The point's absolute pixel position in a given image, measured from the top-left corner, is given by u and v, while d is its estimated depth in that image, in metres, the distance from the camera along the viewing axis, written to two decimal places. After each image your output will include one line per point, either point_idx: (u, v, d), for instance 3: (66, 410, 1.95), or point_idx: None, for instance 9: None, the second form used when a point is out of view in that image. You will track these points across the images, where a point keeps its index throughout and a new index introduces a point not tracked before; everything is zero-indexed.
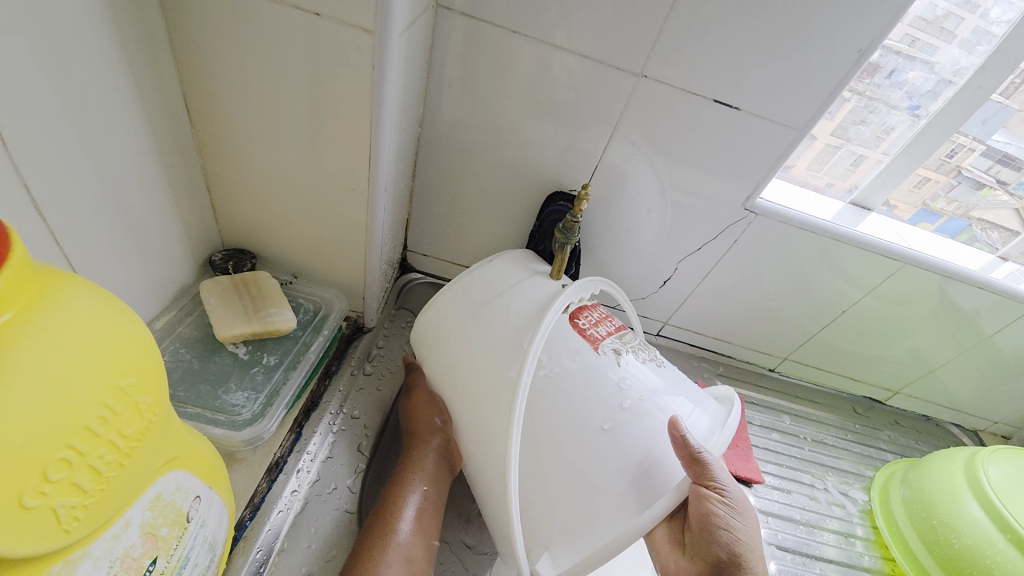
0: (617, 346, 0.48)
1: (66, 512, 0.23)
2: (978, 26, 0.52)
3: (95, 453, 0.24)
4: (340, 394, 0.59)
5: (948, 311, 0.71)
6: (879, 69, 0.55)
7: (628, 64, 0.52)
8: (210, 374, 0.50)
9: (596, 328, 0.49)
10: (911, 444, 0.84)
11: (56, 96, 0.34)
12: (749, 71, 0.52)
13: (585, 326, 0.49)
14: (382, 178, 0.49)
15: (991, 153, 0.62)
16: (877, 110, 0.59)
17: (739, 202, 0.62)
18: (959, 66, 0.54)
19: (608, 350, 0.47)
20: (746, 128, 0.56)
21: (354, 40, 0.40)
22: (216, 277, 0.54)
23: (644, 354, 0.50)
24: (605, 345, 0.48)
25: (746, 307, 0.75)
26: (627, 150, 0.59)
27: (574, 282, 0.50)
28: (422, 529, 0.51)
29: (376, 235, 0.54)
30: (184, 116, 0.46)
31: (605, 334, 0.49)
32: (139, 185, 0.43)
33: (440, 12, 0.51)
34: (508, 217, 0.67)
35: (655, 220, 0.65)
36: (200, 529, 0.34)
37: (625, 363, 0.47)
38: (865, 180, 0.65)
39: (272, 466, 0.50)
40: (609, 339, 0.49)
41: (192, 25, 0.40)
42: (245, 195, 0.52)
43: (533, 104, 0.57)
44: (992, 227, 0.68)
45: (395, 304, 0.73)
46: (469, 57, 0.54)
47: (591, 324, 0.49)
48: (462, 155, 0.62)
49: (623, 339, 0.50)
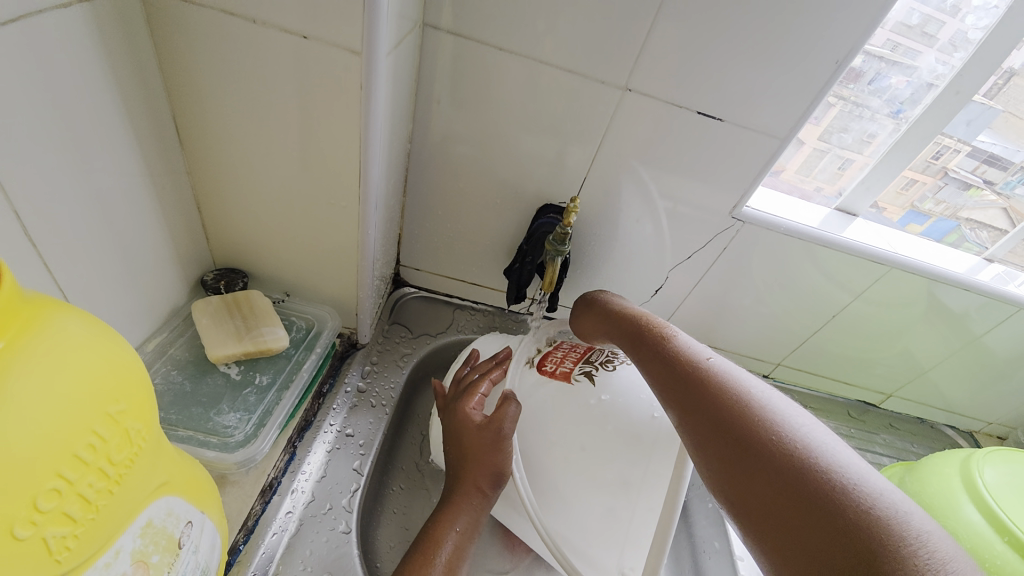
0: (585, 368, 0.53)
1: (56, 542, 0.23)
2: (958, 31, 0.53)
3: (85, 481, 0.24)
4: (335, 412, 0.59)
5: (937, 312, 0.71)
6: (862, 74, 0.56)
7: (613, 79, 0.53)
8: (202, 396, 0.50)
9: (563, 365, 0.54)
10: (907, 447, 0.84)
11: (45, 122, 0.34)
12: (732, 82, 0.53)
13: (552, 368, 0.54)
14: (372, 196, 0.49)
15: (978, 153, 0.63)
16: (861, 116, 0.60)
17: (726, 210, 0.63)
18: (938, 72, 0.56)
19: (580, 377, 0.52)
20: (731, 138, 0.57)
21: (342, 62, 0.40)
22: (208, 298, 0.54)
23: (613, 358, 0.54)
24: (576, 374, 0.53)
25: (739, 313, 0.75)
26: (614, 164, 0.60)
27: (527, 342, 0.58)
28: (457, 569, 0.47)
29: (368, 252, 0.54)
30: (174, 138, 0.47)
31: (573, 364, 0.54)
32: (129, 205, 0.44)
33: (428, 32, 0.52)
34: (499, 230, 0.68)
35: (644, 229, 0.66)
36: (192, 555, 0.34)
37: (598, 377, 0.52)
38: (851, 185, 0.66)
39: (266, 487, 0.50)
40: (577, 367, 0.54)
41: (179, 48, 0.41)
42: (235, 216, 0.53)
43: (522, 120, 0.58)
44: (981, 227, 0.69)
45: (389, 319, 0.72)
46: (457, 74, 0.55)
47: (557, 364, 0.55)
48: (452, 170, 0.63)
49: (590, 360, 0.54)
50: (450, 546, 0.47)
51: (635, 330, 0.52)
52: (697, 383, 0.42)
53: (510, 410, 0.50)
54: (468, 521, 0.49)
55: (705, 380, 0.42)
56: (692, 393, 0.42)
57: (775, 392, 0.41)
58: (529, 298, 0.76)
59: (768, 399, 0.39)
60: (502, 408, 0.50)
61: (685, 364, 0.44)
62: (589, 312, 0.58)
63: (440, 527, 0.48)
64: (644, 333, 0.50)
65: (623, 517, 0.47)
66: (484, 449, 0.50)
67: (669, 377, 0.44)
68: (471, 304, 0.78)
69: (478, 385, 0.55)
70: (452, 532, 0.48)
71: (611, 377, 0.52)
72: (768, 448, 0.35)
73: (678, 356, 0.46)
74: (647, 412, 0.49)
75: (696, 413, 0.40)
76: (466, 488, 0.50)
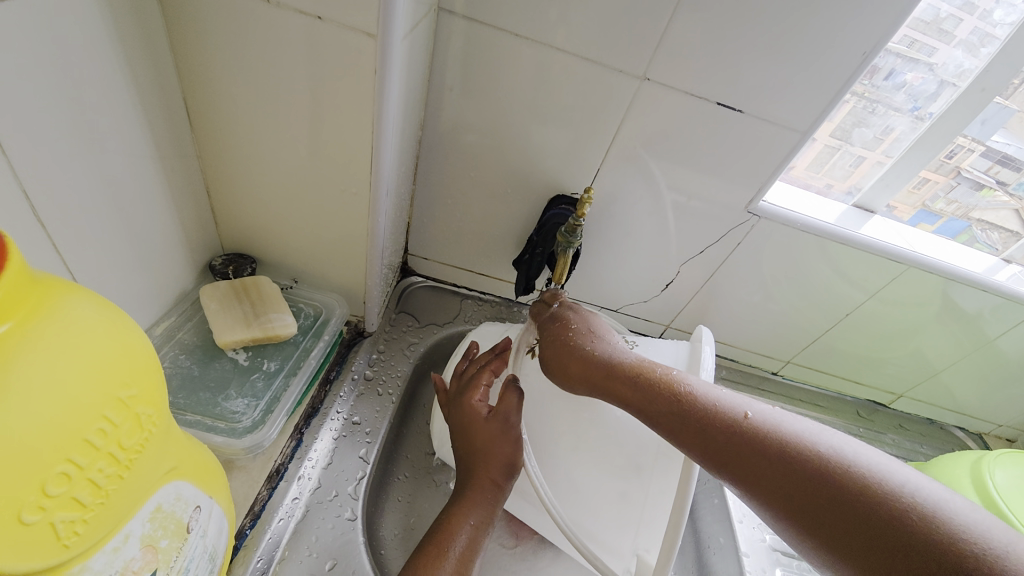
0: None
1: (65, 527, 0.22)
2: (978, 27, 0.52)
3: (95, 467, 0.23)
4: (341, 399, 0.59)
5: (952, 313, 0.70)
6: (878, 70, 0.55)
7: (631, 68, 0.52)
8: (210, 381, 0.50)
9: None
10: (915, 448, 0.83)
11: (55, 102, 0.33)
12: (753, 74, 0.51)
13: None
14: (383, 183, 0.48)
15: (992, 153, 0.61)
16: (878, 111, 0.59)
17: (741, 205, 0.62)
18: (962, 69, 0.54)
19: None
20: (749, 132, 0.55)
21: (356, 45, 0.39)
22: (216, 283, 0.54)
23: None
24: None
25: (750, 309, 0.74)
26: (627, 156, 0.59)
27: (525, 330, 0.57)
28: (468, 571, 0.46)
29: (377, 240, 0.53)
30: (184, 120, 0.46)
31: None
32: (138, 187, 0.43)
33: (441, 16, 0.51)
34: (509, 221, 0.67)
35: (656, 223, 0.65)
36: (200, 540, 0.34)
37: None
38: (867, 182, 0.65)
39: (272, 473, 0.50)
40: None
41: (190, 28, 0.40)
42: (245, 200, 0.52)
43: (535, 109, 0.56)
44: (992, 228, 0.68)
45: (396, 307, 0.72)
46: (471, 60, 0.54)
47: None
48: (463, 159, 0.62)
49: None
50: (464, 540, 0.46)
51: (646, 393, 0.42)
52: (759, 451, 0.37)
53: (512, 400, 0.51)
54: (483, 514, 0.49)
55: (779, 460, 0.36)
56: (773, 481, 0.36)
57: (813, 427, 0.38)
58: (537, 290, 0.75)
59: (842, 457, 0.35)
60: (506, 398, 0.51)
61: (732, 430, 0.38)
62: (559, 362, 0.47)
63: (453, 520, 0.47)
64: (661, 399, 0.41)
65: (636, 500, 0.46)
66: (496, 439, 0.50)
67: (726, 455, 0.38)
68: (478, 294, 0.77)
69: (481, 376, 0.54)
70: (466, 526, 0.47)
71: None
72: (900, 535, 0.31)
73: (715, 417, 0.39)
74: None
75: (788, 501, 0.35)
76: (481, 481, 0.49)
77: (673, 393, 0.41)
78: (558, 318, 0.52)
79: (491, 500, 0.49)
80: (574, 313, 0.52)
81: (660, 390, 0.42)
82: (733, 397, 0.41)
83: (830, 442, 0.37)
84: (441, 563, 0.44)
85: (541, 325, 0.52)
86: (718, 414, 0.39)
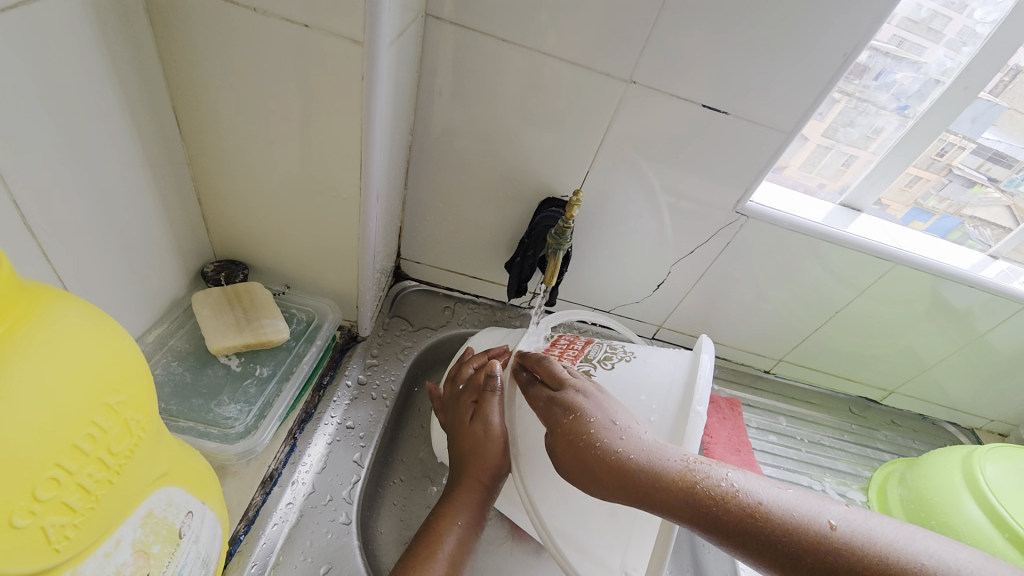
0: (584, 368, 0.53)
1: (56, 531, 0.23)
2: (965, 26, 0.53)
3: (85, 472, 0.24)
4: (335, 404, 0.59)
5: (941, 309, 0.71)
6: (867, 70, 0.56)
7: (618, 71, 0.53)
8: (202, 387, 0.50)
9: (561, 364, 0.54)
10: (908, 444, 0.84)
11: (45, 112, 0.34)
12: (739, 76, 0.52)
13: None
14: (373, 188, 0.49)
15: (982, 151, 0.62)
16: (866, 111, 0.59)
17: (730, 205, 0.63)
18: (946, 67, 0.55)
19: None
20: (736, 132, 0.56)
21: (343, 51, 0.40)
22: (208, 290, 0.54)
23: (611, 358, 0.53)
24: None
25: (741, 308, 0.75)
26: (616, 158, 0.60)
27: (524, 339, 0.57)
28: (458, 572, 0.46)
29: (369, 245, 0.54)
30: (174, 128, 0.46)
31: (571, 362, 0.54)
32: (129, 195, 0.43)
33: (430, 22, 0.52)
34: (501, 223, 0.67)
35: (647, 224, 0.66)
36: (193, 545, 0.34)
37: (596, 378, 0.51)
38: (855, 180, 0.66)
39: (267, 478, 0.50)
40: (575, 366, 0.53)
41: (179, 36, 0.41)
42: (236, 207, 0.52)
43: (524, 112, 0.57)
44: (985, 224, 0.68)
45: (390, 312, 0.72)
46: (459, 65, 0.54)
47: None
48: (453, 163, 0.62)
49: (589, 357, 0.54)
50: (453, 542, 0.47)
51: (707, 514, 0.36)
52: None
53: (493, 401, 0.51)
54: (472, 516, 0.49)
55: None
56: None
57: (890, 524, 0.34)
58: (530, 292, 0.76)
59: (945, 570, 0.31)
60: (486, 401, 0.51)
61: (821, 550, 0.33)
62: (599, 474, 0.40)
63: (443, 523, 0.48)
64: (728, 522, 0.36)
65: (624, 519, 0.46)
66: (483, 442, 0.50)
67: None
68: (472, 298, 0.78)
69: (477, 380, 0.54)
70: (454, 529, 0.47)
71: (607, 377, 0.52)
72: None
73: (797, 537, 0.34)
74: (643, 417, 0.48)
75: None
76: (469, 482, 0.49)
77: (738, 511, 0.36)
78: (573, 410, 0.44)
79: (481, 502, 0.50)
80: (586, 399, 0.45)
81: (721, 509, 0.36)
82: (797, 500, 0.36)
83: (922, 547, 0.32)
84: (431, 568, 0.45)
85: (553, 416, 0.44)
86: (796, 532, 0.34)
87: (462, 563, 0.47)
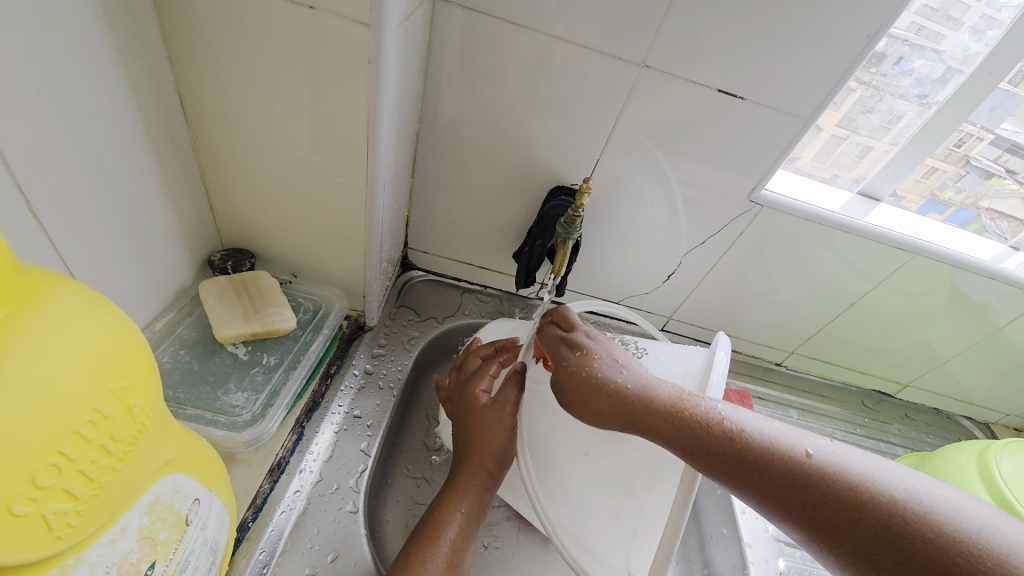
0: None
1: (58, 518, 0.23)
2: (984, 13, 0.51)
3: (88, 458, 0.24)
4: (343, 394, 0.59)
5: (959, 302, 0.69)
6: (885, 57, 0.54)
7: (630, 55, 0.51)
8: (210, 375, 0.50)
9: None
10: (922, 438, 0.82)
11: (50, 96, 0.33)
12: (755, 59, 0.51)
13: None
14: (379, 175, 0.48)
15: (1001, 142, 0.60)
16: (885, 99, 0.57)
17: (744, 194, 0.61)
18: (969, 53, 0.53)
19: None
20: (751, 119, 0.55)
21: (349, 34, 0.39)
22: (215, 278, 0.54)
23: None
24: None
25: (753, 299, 0.74)
26: (627, 146, 0.58)
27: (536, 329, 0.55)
28: (458, 561, 0.46)
29: (375, 233, 0.53)
30: (180, 115, 0.46)
31: None
32: (135, 183, 0.43)
33: (438, 5, 0.50)
34: (509, 213, 0.67)
35: (657, 213, 0.64)
36: (200, 532, 0.34)
37: None
38: (872, 170, 0.64)
39: (274, 466, 0.50)
40: None
41: (183, 21, 0.40)
42: (242, 194, 0.52)
43: (534, 99, 0.56)
44: (1001, 217, 0.66)
45: (396, 302, 0.72)
46: (468, 51, 0.53)
47: None
48: (461, 151, 0.62)
49: None
50: (455, 529, 0.46)
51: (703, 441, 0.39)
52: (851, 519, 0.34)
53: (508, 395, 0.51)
54: (474, 503, 0.49)
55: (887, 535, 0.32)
56: None
57: (871, 459, 0.37)
58: (538, 282, 0.75)
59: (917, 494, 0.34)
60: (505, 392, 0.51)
61: (792, 469, 0.36)
62: (595, 401, 0.42)
63: (447, 509, 0.47)
64: (722, 452, 0.38)
65: (630, 519, 0.46)
66: (495, 428, 0.50)
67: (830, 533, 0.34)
68: (479, 288, 0.77)
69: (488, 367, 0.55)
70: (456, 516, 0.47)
71: None
72: None
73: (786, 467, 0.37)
74: None
75: None
76: (472, 468, 0.49)
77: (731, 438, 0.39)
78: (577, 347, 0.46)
79: (484, 489, 0.49)
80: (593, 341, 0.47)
81: (714, 437, 0.39)
82: (785, 433, 0.39)
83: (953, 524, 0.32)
84: (431, 558, 0.44)
85: (564, 353, 0.46)
86: (780, 458, 0.37)
87: (461, 554, 0.46)
